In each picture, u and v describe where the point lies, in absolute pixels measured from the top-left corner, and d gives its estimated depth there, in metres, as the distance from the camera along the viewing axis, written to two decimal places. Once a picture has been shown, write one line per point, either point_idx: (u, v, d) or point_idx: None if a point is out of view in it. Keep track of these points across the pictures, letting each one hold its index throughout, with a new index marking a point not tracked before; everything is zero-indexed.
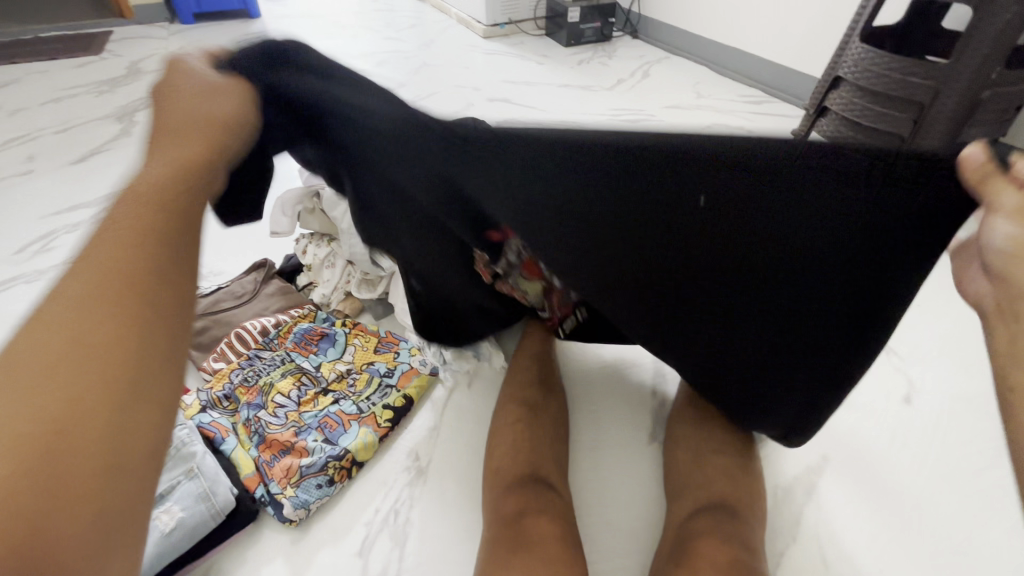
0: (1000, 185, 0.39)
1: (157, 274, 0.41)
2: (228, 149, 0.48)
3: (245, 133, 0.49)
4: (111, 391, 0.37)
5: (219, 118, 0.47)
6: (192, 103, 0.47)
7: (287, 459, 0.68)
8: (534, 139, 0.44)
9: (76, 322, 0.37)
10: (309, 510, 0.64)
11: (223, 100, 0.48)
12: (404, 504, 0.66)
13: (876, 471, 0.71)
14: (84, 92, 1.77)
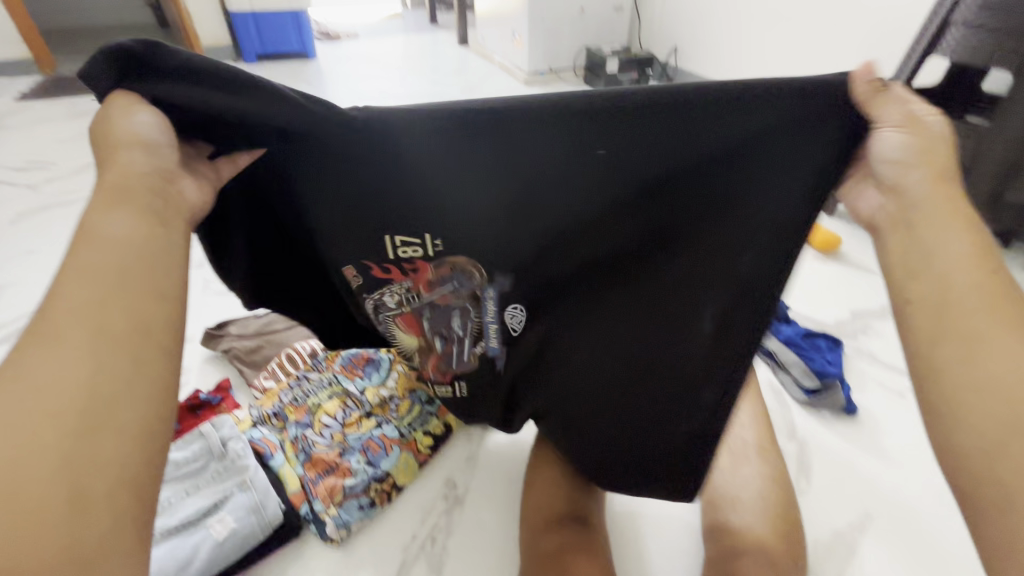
0: (881, 101, 0.40)
1: (130, 275, 0.36)
2: (169, 163, 0.41)
3: (168, 137, 0.41)
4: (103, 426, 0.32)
5: (130, 141, 0.40)
6: (100, 129, 0.40)
7: (331, 478, 0.70)
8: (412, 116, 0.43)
9: (42, 370, 0.32)
10: (350, 530, 0.66)
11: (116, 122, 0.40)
12: (441, 532, 0.67)
13: (923, 534, 0.69)
14: None
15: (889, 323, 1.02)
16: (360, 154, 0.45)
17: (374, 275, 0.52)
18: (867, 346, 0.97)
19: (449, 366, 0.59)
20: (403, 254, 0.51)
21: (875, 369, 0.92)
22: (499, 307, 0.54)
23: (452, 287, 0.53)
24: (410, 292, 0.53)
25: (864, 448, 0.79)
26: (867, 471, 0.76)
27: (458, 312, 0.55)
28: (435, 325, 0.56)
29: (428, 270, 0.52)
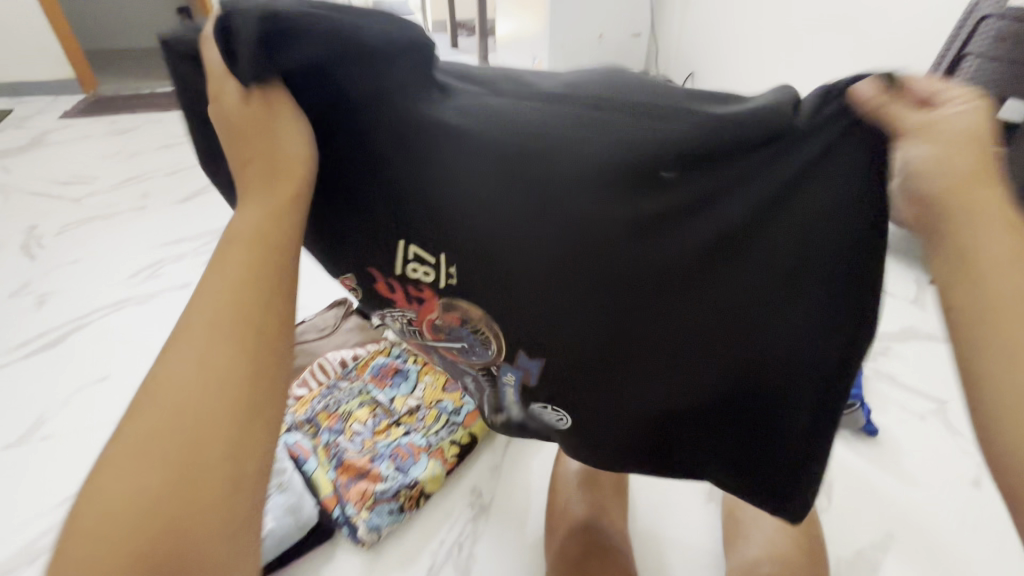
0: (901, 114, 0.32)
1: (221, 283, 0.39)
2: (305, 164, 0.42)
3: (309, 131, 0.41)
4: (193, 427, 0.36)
5: (287, 155, 0.40)
6: (237, 126, 0.39)
7: (362, 483, 0.72)
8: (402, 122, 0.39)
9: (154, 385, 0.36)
10: (380, 534, 0.68)
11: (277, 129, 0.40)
12: (468, 538, 0.69)
13: (945, 556, 0.69)
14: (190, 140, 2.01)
15: (909, 345, 1.02)
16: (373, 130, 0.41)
17: (382, 294, 0.51)
18: (887, 368, 0.98)
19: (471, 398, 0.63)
20: (410, 274, 0.47)
21: (895, 391, 0.93)
22: (517, 394, 0.52)
23: (460, 338, 0.49)
24: (416, 326, 0.52)
25: (885, 468, 0.80)
26: (888, 492, 0.77)
27: (467, 377, 0.56)
28: (446, 363, 0.56)
29: (433, 309, 0.49)
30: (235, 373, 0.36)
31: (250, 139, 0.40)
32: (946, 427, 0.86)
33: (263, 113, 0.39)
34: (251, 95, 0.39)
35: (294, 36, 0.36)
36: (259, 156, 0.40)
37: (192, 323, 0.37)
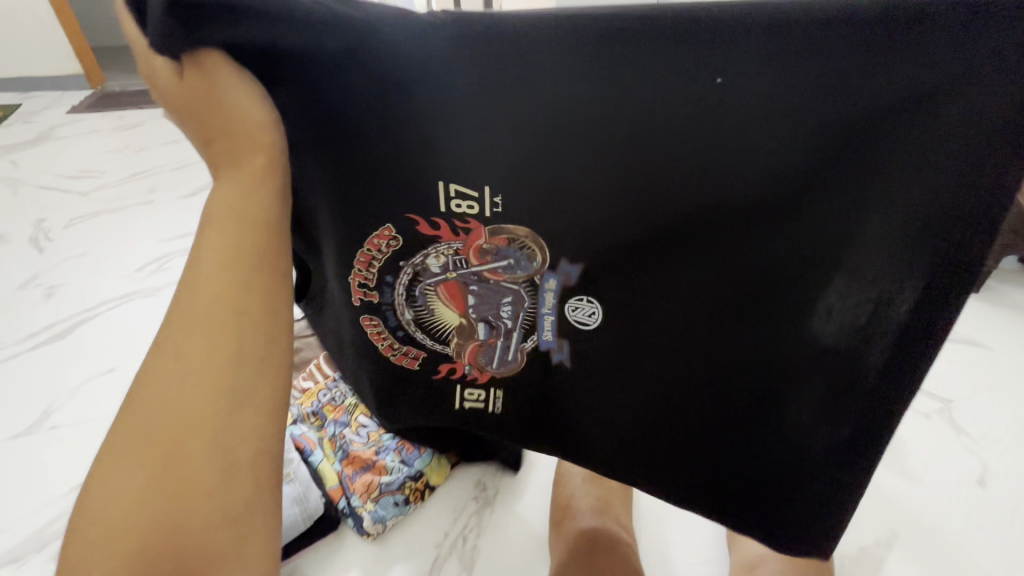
0: None
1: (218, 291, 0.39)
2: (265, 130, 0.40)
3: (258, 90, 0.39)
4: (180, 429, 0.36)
5: (243, 121, 0.39)
6: (182, 100, 0.38)
7: (368, 475, 0.73)
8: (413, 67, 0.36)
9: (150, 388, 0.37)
10: (386, 525, 0.69)
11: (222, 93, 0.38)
12: (472, 531, 0.70)
13: (949, 554, 0.69)
14: None
15: None
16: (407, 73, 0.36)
17: (420, 235, 0.45)
18: None
19: (489, 362, 0.53)
20: (455, 209, 0.43)
21: None
22: (561, 303, 0.47)
23: (508, 256, 0.45)
24: (460, 258, 0.46)
25: (889, 466, 0.80)
26: (892, 490, 0.77)
27: (510, 298, 0.48)
28: (485, 296, 0.48)
29: (482, 237, 0.44)
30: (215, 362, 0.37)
31: (196, 110, 0.38)
32: (951, 427, 0.86)
33: (200, 78, 0.37)
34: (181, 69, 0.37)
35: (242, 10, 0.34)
36: (216, 130, 0.39)
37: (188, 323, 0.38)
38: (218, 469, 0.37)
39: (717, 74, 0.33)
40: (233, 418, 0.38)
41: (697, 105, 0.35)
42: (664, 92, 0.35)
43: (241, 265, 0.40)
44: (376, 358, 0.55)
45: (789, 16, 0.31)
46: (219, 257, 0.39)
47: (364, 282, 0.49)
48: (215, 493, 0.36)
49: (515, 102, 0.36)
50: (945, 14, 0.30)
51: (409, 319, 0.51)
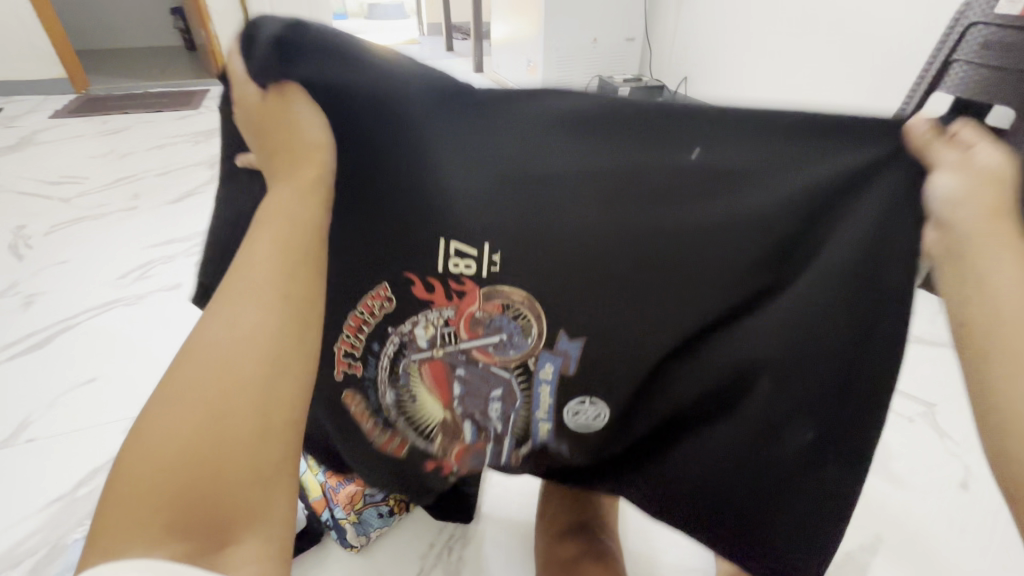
0: (942, 147, 0.38)
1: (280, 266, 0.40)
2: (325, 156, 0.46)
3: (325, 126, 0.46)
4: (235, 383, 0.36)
5: (307, 141, 0.45)
6: (259, 119, 0.45)
7: (352, 485, 0.67)
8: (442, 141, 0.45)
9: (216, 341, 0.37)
10: (370, 537, 0.68)
11: (299, 119, 0.45)
12: (458, 541, 0.69)
13: (933, 557, 0.70)
14: (183, 141, 2.00)
15: None
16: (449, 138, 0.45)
17: (415, 295, 0.50)
18: None
19: (476, 465, 0.59)
20: (453, 270, 0.48)
21: None
22: (557, 388, 0.52)
23: (501, 327, 0.50)
24: (451, 327, 0.51)
25: (873, 470, 0.80)
26: (877, 494, 0.77)
27: (500, 389, 0.53)
28: (473, 384, 0.54)
29: (476, 299, 0.49)
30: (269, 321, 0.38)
31: (270, 124, 0.44)
32: (934, 430, 0.87)
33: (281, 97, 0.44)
34: (267, 92, 0.44)
35: (321, 53, 0.43)
36: (280, 142, 0.45)
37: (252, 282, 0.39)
38: (254, 429, 0.35)
39: (694, 149, 0.43)
40: (274, 382, 0.37)
41: (665, 175, 0.43)
42: (638, 165, 0.43)
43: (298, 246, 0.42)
44: (364, 440, 0.58)
45: (742, 113, 0.41)
46: (273, 247, 0.41)
47: (350, 352, 0.53)
48: (249, 456, 0.35)
49: (519, 168, 0.44)
50: (848, 122, 0.41)
51: (398, 395, 0.55)
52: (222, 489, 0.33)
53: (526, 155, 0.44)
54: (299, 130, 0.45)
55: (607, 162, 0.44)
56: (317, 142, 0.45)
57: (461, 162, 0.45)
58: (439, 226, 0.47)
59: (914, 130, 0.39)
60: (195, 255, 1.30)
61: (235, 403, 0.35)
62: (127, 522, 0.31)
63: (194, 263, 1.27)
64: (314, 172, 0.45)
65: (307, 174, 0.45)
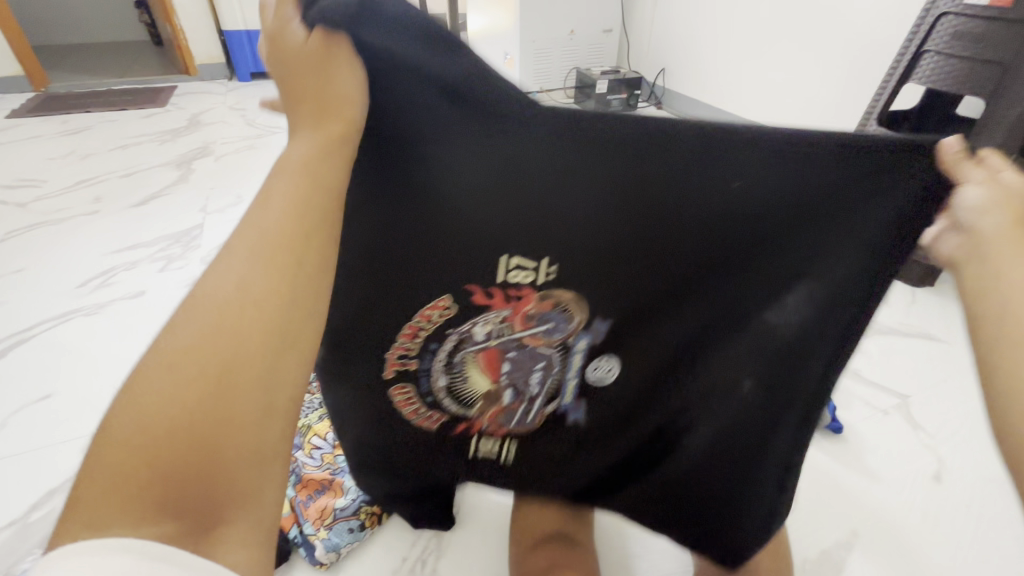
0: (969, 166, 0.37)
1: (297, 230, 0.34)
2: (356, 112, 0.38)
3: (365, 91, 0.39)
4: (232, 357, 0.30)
5: (343, 95, 0.37)
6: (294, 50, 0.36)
7: (323, 499, 0.70)
8: (463, 161, 0.41)
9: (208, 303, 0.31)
10: (339, 553, 0.66)
11: (337, 74, 0.37)
12: (431, 555, 0.67)
13: (909, 550, 0.70)
14: (148, 141, 1.93)
15: (872, 341, 1.04)
16: (482, 158, 0.41)
17: (473, 304, 0.47)
18: (852, 364, 0.99)
19: (509, 423, 0.56)
20: (511, 279, 0.45)
21: (859, 387, 0.93)
22: (584, 361, 0.52)
23: (548, 321, 0.49)
24: (505, 324, 0.49)
25: (848, 464, 0.81)
26: (852, 488, 0.77)
27: (543, 362, 0.52)
28: (520, 360, 0.51)
29: (532, 301, 0.47)
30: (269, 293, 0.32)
31: (307, 62, 0.36)
32: (908, 422, 0.87)
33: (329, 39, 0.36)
34: (312, 32, 0.36)
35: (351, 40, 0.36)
36: (313, 92, 0.37)
37: (254, 238, 0.33)
38: (257, 408, 0.31)
39: (734, 178, 0.40)
40: (274, 365, 0.32)
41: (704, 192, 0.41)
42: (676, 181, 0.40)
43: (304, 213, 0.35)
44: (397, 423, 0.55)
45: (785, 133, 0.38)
46: (287, 203, 0.34)
47: (402, 354, 0.49)
48: (252, 437, 0.31)
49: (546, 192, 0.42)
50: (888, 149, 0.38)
51: (443, 384, 0.52)
52: (221, 472, 0.29)
53: (567, 183, 0.41)
54: (336, 81, 0.37)
55: (654, 197, 0.41)
56: (353, 96, 0.38)
57: (483, 184, 0.42)
58: (471, 250, 0.44)
59: (945, 151, 0.37)
60: (160, 261, 1.26)
61: (237, 383, 0.30)
62: (98, 505, 0.27)
63: (159, 269, 1.22)
64: (342, 128, 0.37)
65: (335, 129, 0.37)
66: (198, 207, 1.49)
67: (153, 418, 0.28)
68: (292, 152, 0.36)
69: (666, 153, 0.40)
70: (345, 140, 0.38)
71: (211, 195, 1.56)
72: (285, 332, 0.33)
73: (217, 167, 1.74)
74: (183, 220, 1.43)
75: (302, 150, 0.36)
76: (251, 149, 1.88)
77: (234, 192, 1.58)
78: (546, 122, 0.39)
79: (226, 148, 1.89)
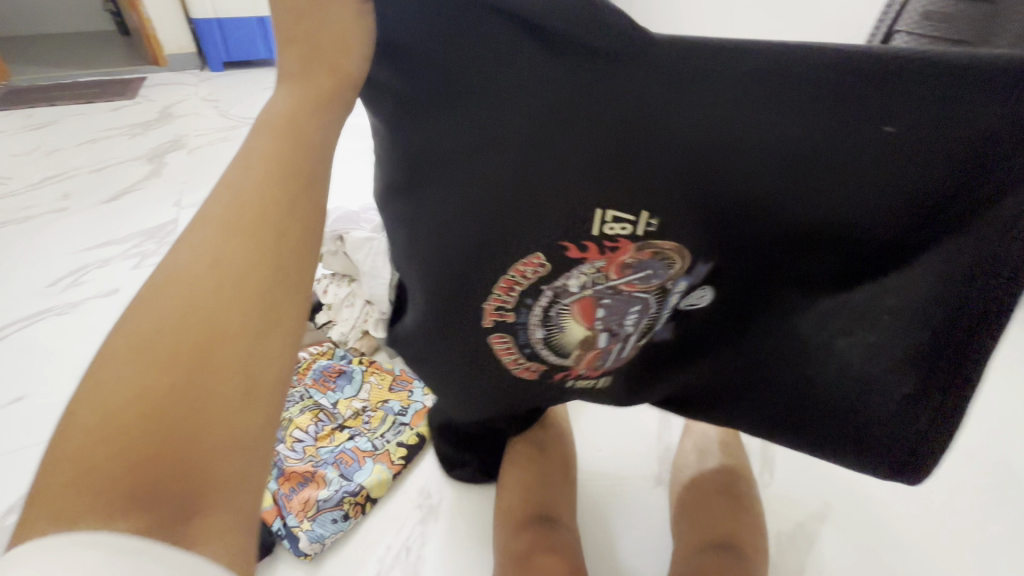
0: None
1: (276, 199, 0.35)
2: (347, 65, 0.40)
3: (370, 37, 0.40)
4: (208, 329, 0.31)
5: (339, 43, 0.40)
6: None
7: (306, 492, 0.70)
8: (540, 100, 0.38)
9: (183, 278, 0.32)
10: (324, 544, 0.66)
11: (331, 19, 0.39)
12: (415, 542, 0.68)
13: (878, 518, 0.73)
14: (117, 135, 1.88)
15: None
16: (534, 105, 0.39)
17: (565, 258, 0.45)
18: None
19: (605, 363, 0.55)
20: (607, 232, 0.43)
21: None
22: (679, 299, 0.49)
23: (647, 270, 0.46)
24: (600, 275, 0.46)
25: None
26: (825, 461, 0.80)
27: (638, 306, 0.49)
28: (616, 306, 0.49)
29: (629, 251, 0.44)
30: (246, 263, 0.33)
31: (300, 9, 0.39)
32: None
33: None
34: None
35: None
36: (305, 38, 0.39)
37: (228, 211, 0.34)
38: (237, 387, 0.31)
39: (887, 122, 0.36)
40: (256, 334, 0.32)
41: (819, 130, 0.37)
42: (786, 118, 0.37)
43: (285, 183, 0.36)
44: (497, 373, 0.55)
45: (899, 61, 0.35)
46: (263, 171, 0.36)
47: (500, 305, 0.49)
48: (231, 419, 0.30)
49: (640, 130, 0.39)
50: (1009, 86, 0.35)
51: (541, 337, 0.52)
52: (196, 456, 0.29)
53: (605, 136, 0.39)
54: (330, 27, 0.39)
55: (757, 136, 0.38)
56: (344, 42, 0.40)
57: (567, 127, 0.39)
58: (554, 201, 0.42)
59: None
60: (133, 257, 1.23)
61: (219, 355, 0.31)
62: (71, 486, 0.27)
63: (133, 266, 1.20)
64: (330, 81, 0.40)
65: (323, 82, 0.40)
66: (173, 201, 1.46)
67: (134, 387, 0.29)
68: (275, 105, 0.39)
69: (733, 103, 0.37)
70: (334, 89, 0.40)
71: (185, 189, 1.53)
72: (271, 307, 0.33)
73: (190, 160, 1.70)
74: (157, 215, 1.40)
75: (286, 101, 0.40)
76: (225, 141, 1.84)
77: (208, 185, 1.55)
78: (609, 67, 0.37)
79: (199, 140, 1.85)
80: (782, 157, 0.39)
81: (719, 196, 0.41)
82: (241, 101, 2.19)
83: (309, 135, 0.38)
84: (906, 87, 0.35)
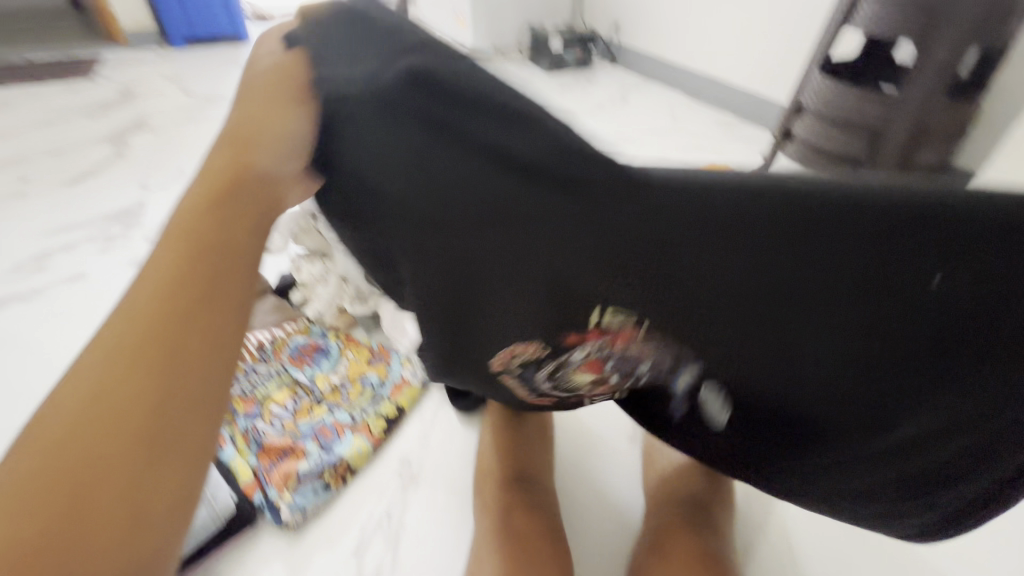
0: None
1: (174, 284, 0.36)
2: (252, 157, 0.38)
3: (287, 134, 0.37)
4: (110, 400, 0.33)
5: (251, 133, 0.38)
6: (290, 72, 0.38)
7: (286, 465, 0.71)
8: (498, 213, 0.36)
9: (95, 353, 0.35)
10: (306, 514, 0.68)
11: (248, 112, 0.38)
12: (397, 508, 0.69)
13: None
14: (75, 116, 1.80)
15: None
16: (487, 222, 0.37)
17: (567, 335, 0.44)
18: None
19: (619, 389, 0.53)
20: (606, 322, 0.42)
21: None
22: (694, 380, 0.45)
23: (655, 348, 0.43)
24: (602, 343, 0.44)
25: None
26: None
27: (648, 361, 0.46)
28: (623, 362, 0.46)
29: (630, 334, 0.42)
30: (144, 341, 0.35)
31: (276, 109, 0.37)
32: None
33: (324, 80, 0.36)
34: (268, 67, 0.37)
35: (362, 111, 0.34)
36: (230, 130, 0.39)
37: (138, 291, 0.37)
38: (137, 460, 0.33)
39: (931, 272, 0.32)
40: (153, 410, 0.34)
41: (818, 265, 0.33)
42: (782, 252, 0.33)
43: (205, 255, 0.37)
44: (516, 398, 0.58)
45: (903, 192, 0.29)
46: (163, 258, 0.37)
47: (506, 362, 0.49)
48: (124, 487, 0.32)
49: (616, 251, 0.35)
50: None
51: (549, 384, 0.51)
52: (92, 515, 0.31)
53: (570, 256, 0.37)
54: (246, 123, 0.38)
55: (752, 272, 0.34)
56: (252, 134, 0.38)
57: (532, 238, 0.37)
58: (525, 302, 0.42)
59: None
60: (100, 241, 1.20)
61: (116, 427, 0.33)
62: None
63: (99, 250, 1.17)
64: (227, 175, 0.38)
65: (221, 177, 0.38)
66: (138, 183, 1.42)
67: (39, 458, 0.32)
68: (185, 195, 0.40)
69: (706, 238, 0.33)
70: (230, 182, 0.38)
71: (150, 170, 1.48)
72: (164, 381, 0.35)
73: (155, 141, 1.65)
74: (122, 197, 1.36)
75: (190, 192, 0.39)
76: (190, 121, 1.78)
77: (175, 166, 1.51)
78: (552, 192, 0.33)
79: (163, 120, 1.78)
80: (760, 292, 0.35)
81: (712, 320, 0.39)
82: (206, 79, 2.12)
83: (198, 230, 0.38)
84: (899, 235, 0.30)
